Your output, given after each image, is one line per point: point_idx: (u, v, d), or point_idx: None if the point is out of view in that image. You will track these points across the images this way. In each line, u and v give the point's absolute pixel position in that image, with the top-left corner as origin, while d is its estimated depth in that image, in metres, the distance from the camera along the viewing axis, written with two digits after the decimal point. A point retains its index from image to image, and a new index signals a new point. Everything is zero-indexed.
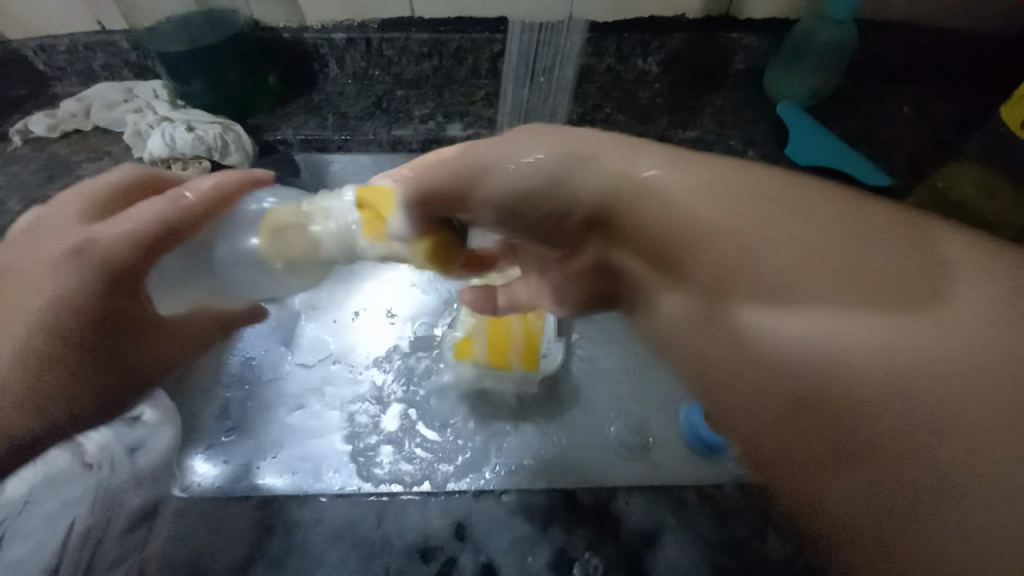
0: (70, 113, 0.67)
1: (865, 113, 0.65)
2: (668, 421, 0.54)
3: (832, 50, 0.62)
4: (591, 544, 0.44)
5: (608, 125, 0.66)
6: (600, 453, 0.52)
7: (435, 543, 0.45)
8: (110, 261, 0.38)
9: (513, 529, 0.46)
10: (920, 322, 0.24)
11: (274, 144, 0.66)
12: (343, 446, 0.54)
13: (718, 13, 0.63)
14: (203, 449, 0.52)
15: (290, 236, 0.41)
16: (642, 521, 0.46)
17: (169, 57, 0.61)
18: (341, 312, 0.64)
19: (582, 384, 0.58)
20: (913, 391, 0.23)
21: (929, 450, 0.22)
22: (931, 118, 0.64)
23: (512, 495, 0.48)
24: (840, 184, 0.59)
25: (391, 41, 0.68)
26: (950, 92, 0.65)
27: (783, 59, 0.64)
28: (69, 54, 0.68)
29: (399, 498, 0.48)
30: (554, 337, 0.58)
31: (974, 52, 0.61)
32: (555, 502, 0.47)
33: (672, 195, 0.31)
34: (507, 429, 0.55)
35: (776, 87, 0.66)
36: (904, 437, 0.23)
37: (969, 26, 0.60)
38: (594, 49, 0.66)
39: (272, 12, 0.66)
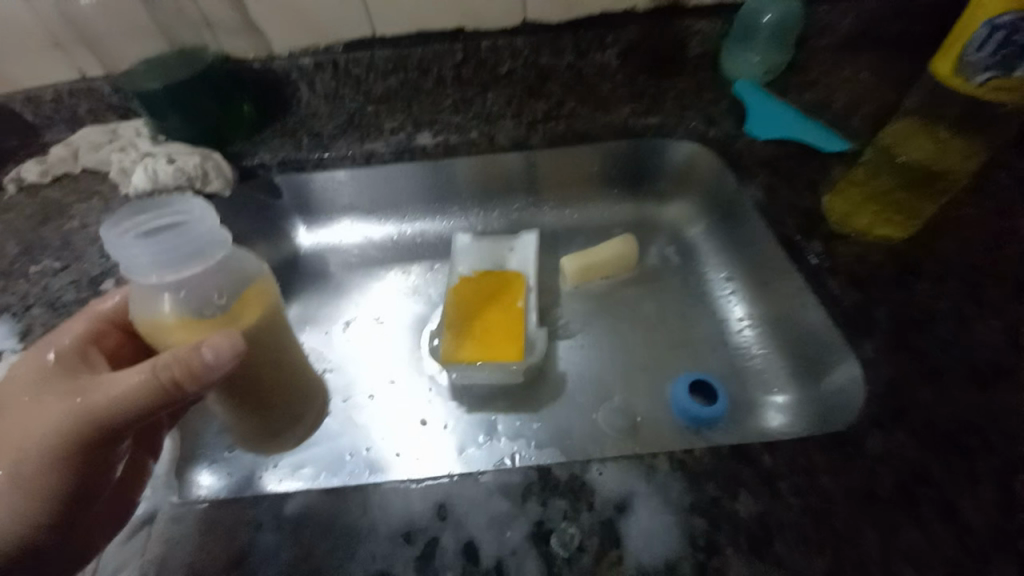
0: (59, 158, 0.69)
1: (817, 82, 0.67)
2: (654, 400, 0.57)
3: (783, 23, 0.65)
4: (568, 513, 0.34)
5: (571, 120, 0.68)
6: (587, 438, 0.55)
7: (418, 525, 0.35)
8: (83, 340, 0.42)
9: (491, 507, 0.35)
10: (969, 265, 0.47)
11: (254, 168, 0.68)
12: (343, 451, 0.57)
13: (667, 3, 0.67)
14: (207, 462, 0.55)
15: (160, 325, 0.38)
16: (616, 489, 0.35)
17: (147, 97, 0.64)
18: (332, 325, 0.68)
19: (568, 370, 0.61)
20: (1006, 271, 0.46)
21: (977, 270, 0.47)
22: (879, 83, 0.66)
23: (492, 472, 0.37)
24: (801, 154, 0.60)
25: (357, 61, 0.71)
26: (882, 60, 0.69)
27: (736, 39, 0.68)
28: (55, 102, 0.71)
29: (383, 485, 0.37)
30: (536, 328, 0.62)
31: (894, 22, 0.67)
32: (531, 475, 0.36)
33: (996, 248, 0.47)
34: (497, 424, 0.58)
35: (734, 70, 0.69)
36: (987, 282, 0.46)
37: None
38: (553, 50, 0.70)
39: (242, 46, 0.69)
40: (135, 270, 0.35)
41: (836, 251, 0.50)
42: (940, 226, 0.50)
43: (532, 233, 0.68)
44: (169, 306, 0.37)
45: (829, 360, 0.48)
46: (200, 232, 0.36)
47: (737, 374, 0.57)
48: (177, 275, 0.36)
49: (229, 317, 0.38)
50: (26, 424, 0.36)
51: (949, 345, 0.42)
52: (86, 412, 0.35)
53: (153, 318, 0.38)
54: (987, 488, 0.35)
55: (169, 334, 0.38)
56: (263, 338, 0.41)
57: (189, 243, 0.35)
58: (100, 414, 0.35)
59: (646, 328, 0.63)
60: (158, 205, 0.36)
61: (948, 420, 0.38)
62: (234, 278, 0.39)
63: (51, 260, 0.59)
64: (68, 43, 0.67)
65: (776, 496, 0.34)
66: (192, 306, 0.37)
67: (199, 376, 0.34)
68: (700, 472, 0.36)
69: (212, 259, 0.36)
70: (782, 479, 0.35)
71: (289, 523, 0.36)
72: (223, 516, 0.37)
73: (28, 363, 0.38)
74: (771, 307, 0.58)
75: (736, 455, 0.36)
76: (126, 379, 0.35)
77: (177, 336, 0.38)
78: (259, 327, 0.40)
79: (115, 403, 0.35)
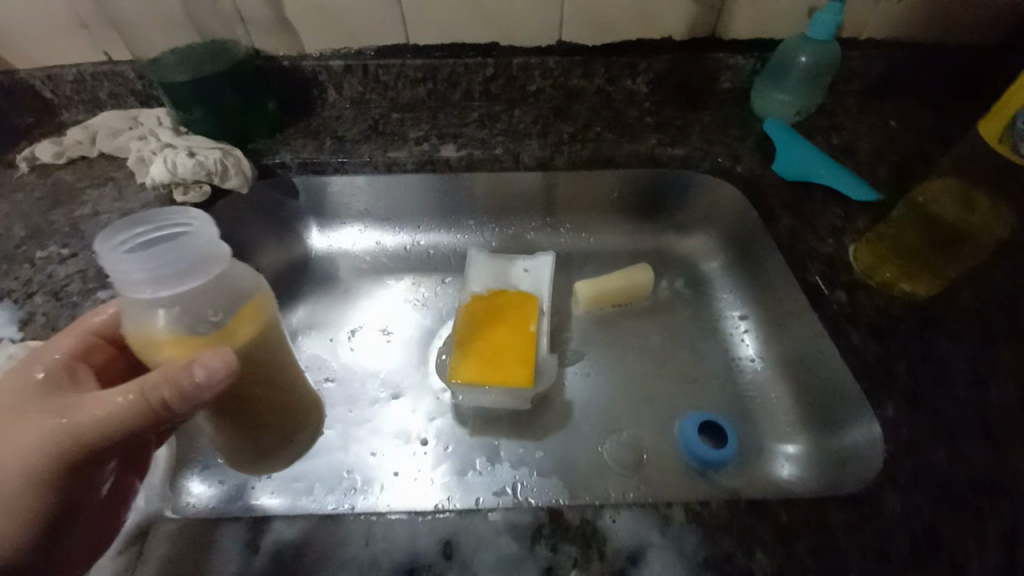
0: (76, 141, 0.68)
1: (845, 126, 0.67)
2: (662, 437, 0.56)
3: (819, 65, 0.64)
4: (579, 561, 0.33)
5: (597, 144, 0.67)
6: (591, 472, 0.54)
7: (422, 561, 0.34)
8: (73, 353, 0.40)
9: (499, 548, 0.34)
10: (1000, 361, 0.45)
11: (273, 167, 0.67)
12: (341, 466, 0.56)
13: (702, 35, 0.67)
14: (199, 470, 0.54)
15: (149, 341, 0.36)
16: (629, 539, 0.34)
17: (171, 88, 0.63)
18: (337, 332, 0.67)
19: (576, 398, 0.60)
20: None
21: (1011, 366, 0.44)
22: (909, 131, 0.66)
23: (502, 510, 0.35)
24: (827, 198, 0.59)
25: (387, 67, 0.70)
26: (913, 108, 0.69)
27: (768, 78, 0.67)
28: (76, 83, 0.70)
29: (388, 515, 0.35)
30: (546, 352, 0.61)
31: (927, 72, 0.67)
32: (542, 517, 0.35)
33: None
34: (499, 449, 0.56)
35: (763, 107, 0.68)
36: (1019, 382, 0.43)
37: (924, 47, 0.66)
38: (584, 71, 0.70)
39: (271, 41, 0.69)
40: (126, 286, 0.33)
41: (861, 301, 0.49)
42: (969, 284, 0.49)
43: (547, 256, 0.68)
44: (161, 324, 0.36)
45: (844, 414, 0.47)
46: (200, 243, 0.34)
47: (748, 417, 0.56)
48: (172, 289, 0.33)
49: (223, 334, 0.37)
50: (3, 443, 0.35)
51: (973, 409, 0.41)
52: (75, 432, 0.35)
53: (142, 333, 0.36)
54: (1010, 565, 0.34)
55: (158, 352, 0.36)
56: (257, 356, 0.39)
57: (183, 256, 0.33)
58: (86, 435, 0.35)
59: (657, 362, 0.62)
60: (157, 216, 0.35)
61: (971, 489, 0.37)
62: (231, 295, 0.38)
63: (60, 246, 0.58)
64: (97, 26, 0.66)
65: (792, 560, 0.33)
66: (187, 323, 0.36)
67: (190, 397, 0.33)
68: (716, 527, 0.34)
69: (207, 274, 0.34)
70: (800, 542, 0.34)
71: (287, 548, 0.35)
72: (219, 535, 0.35)
73: (6, 377, 0.37)
74: (787, 350, 0.57)
75: (754, 512, 0.35)
76: (118, 399, 0.34)
77: (166, 354, 0.36)
78: (253, 345, 0.38)
79: (105, 424, 0.34)
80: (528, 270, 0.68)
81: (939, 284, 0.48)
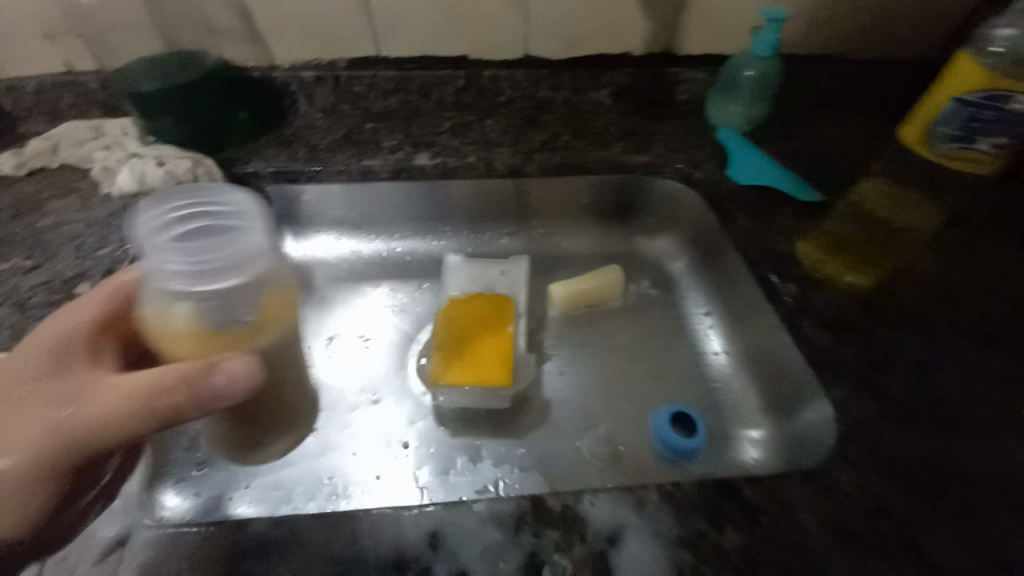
0: (36, 152, 0.66)
1: (793, 135, 0.72)
2: (636, 430, 0.58)
3: (766, 77, 0.68)
4: (561, 544, 0.35)
5: (567, 152, 0.71)
6: (570, 467, 0.56)
7: (409, 554, 0.34)
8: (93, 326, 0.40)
9: (485, 536, 0.35)
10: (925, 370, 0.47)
11: (246, 176, 0.67)
12: (321, 473, 0.56)
13: (661, 51, 0.72)
14: (173, 483, 0.53)
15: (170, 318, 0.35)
16: (607, 520, 0.36)
17: (138, 96, 0.62)
18: (314, 340, 0.67)
19: (553, 397, 0.62)
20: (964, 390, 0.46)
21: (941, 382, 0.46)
22: (850, 140, 0.72)
23: (486, 500, 0.37)
24: (778, 201, 0.64)
25: (359, 78, 0.71)
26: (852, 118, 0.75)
27: (721, 90, 0.72)
28: (35, 93, 0.68)
29: (374, 511, 0.36)
30: (523, 352, 0.63)
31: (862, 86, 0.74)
32: (524, 505, 0.36)
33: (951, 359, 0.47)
34: (480, 449, 0.58)
35: (717, 118, 0.73)
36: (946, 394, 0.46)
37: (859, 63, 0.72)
38: (552, 83, 0.72)
39: (242, 52, 0.69)
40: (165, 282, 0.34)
41: (810, 294, 0.53)
42: (907, 275, 0.53)
43: (522, 259, 0.70)
44: (185, 312, 0.35)
45: (800, 399, 0.51)
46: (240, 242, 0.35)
47: (716, 407, 0.59)
48: (207, 286, 0.34)
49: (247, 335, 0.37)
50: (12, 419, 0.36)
51: (914, 390, 0.45)
52: (82, 423, 0.35)
53: (160, 314, 0.35)
54: (952, 529, 0.37)
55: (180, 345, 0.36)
56: (277, 354, 0.40)
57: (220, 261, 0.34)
58: (83, 436, 0.35)
59: (629, 358, 0.64)
60: (207, 208, 0.36)
61: (914, 462, 0.41)
62: (258, 292, 0.37)
63: (20, 259, 0.56)
64: (59, 35, 0.65)
65: (758, 531, 0.36)
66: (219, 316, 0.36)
67: (207, 403, 0.34)
68: (688, 505, 0.37)
69: (251, 274, 0.35)
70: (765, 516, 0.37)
71: (273, 550, 0.35)
72: (203, 541, 0.35)
73: (23, 351, 0.38)
74: (749, 344, 0.61)
75: (722, 489, 0.38)
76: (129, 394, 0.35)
77: (187, 349, 0.36)
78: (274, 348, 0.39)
79: (112, 419, 0.35)
80: (503, 274, 0.70)
81: (877, 276, 0.52)
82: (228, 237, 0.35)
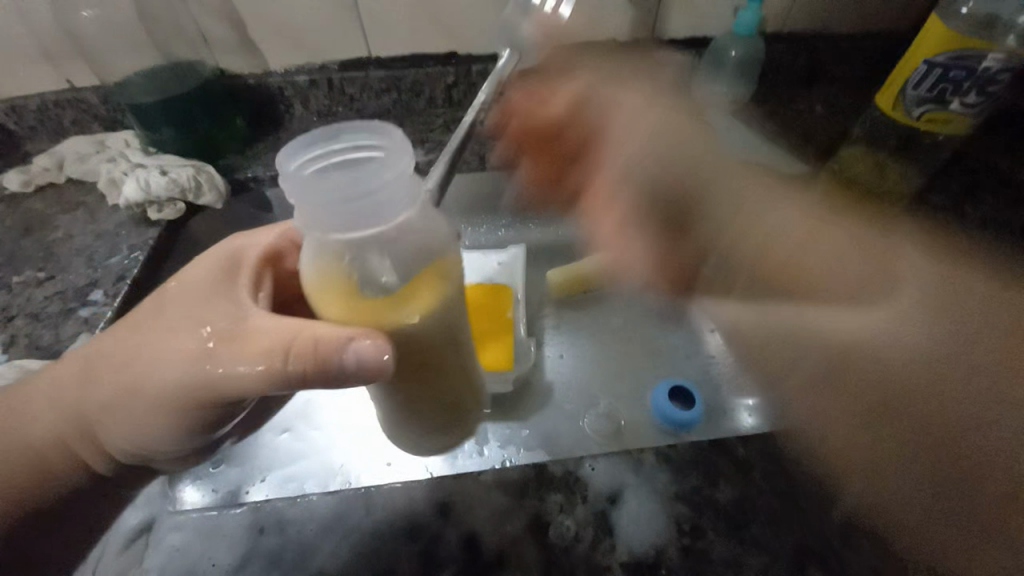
0: (44, 169, 0.68)
1: (778, 112, 0.74)
2: (636, 406, 0.60)
3: (747, 58, 0.71)
4: (564, 506, 0.36)
5: None
6: (574, 443, 0.58)
7: (420, 522, 0.36)
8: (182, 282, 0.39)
9: (491, 503, 0.37)
10: (893, 362, 0.43)
11: (246, 181, 0.69)
12: (333, 464, 0.58)
13: (644, 36, 0.72)
14: (191, 478, 0.55)
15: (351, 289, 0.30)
16: (607, 482, 0.38)
17: (139, 109, 0.65)
18: None
19: (555, 377, 0.64)
20: (943, 380, 0.40)
21: (928, 385, 0.41)
22: (833, 114, 0.73)
23: (491, 470, 0.38)
24: (765, 176, 0.65)
25: (352, 79, 0.73)
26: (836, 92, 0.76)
27: (706, 70, 0.74)
28: (39, 112, 0.71)
29: (386, 486, 0.38)
30: (523, 335, 0.64)
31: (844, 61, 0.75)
32: (527, 472, 0.38)
33: (907, 342, 0.43)
34: (486, 430, 0.60)
35: (703, 98, 0.74)
36: (942, 376, 0.40)
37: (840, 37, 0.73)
38: None
39: (237, 61, 0.71)
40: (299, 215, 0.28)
41: (798, 263, 0.55)
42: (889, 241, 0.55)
43: (519, 248, 0.72)
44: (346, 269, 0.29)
45: (795, 363, 0.53)
46: (372, 190, 0.26)
47: (712, 381, 0.61)
48: (359, 231, 0.27)
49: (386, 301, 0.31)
50: (87, 392, 0.37)
51: None
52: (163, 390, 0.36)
53: (339, 279, 0.30)
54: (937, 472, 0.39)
55: (334, 305, 0.31)
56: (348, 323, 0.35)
57: (370, 212, 0.27)
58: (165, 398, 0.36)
59: (627, 338, 0.66)
60: (356, 134, 0.29)
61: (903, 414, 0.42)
62: (412, 255, 0.30)
63: (36, 272, 0.59)
64: (60, 55, 0.67)
65: (751, 485, 0.37)
66: (340, 266, 0.29)
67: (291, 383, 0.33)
68: (683, 465, 0.39)
69: (389, 219, 0.28)
70: (758, 473, 0.38)
71: (291, 526, 0.36)
72: (225, 522, 0.37)
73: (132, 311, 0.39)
74: (745, 317, 0.62)
75: (716, 448, 0.39)
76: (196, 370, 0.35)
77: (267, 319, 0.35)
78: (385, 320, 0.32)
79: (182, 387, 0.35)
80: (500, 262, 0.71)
81: None
82: (377, 193, 0.26)
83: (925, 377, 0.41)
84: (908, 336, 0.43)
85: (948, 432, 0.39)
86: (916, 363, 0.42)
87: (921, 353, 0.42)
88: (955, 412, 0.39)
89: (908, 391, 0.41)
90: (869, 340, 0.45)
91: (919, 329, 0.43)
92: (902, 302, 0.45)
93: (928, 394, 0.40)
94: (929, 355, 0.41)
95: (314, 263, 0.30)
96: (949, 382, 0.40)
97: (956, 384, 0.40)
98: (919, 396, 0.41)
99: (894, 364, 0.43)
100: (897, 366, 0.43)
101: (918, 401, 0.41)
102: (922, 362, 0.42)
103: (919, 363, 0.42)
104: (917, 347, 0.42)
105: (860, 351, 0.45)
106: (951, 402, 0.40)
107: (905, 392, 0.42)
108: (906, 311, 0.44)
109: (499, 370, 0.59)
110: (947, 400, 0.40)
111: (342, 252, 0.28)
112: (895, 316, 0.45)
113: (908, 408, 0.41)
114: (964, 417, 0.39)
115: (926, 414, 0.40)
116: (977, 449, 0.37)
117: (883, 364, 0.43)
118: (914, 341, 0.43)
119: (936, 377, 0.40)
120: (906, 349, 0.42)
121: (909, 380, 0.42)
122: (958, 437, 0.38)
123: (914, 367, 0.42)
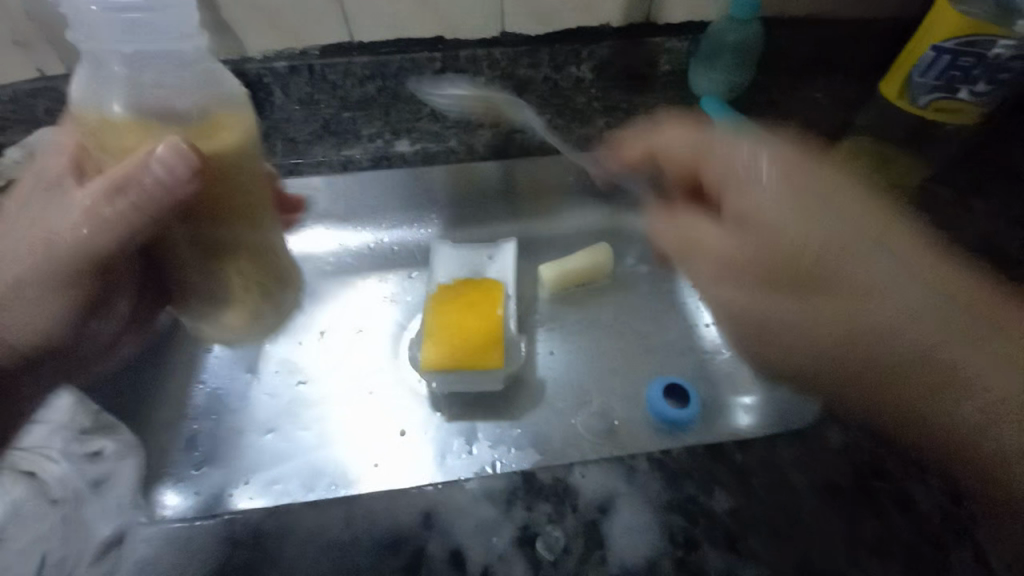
0: (11, 161, 0.65)
1: (778, 100, 0.71)
2: (630, 403, 0.59)
3: (743, 45, 0.67)
4: (553, 517, 0.35)
5: (549, 131, 0.69)
6: (567, 442, 0.57)
7: (403, 534, 0.35)
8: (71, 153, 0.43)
9: (477, 513, 0.35)
10: (872, 314, 0.42)
11: None
12: (319, 465, 0.57)
13: (639, 20, 0.69)
14: (172, 482, 0.55)
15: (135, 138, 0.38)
16: (598, 491, 0.36)
17: None
18: (305, 334, 0.66)
19: (547, 375, 0.62)
20: (914, 304, 0.42)
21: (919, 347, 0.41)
22: (836, 102, 0.70)
23: (477, 478, 0.37)
24: None
25: (333, 65, 0.67)
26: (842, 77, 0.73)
27: (702, 58, 0.69)
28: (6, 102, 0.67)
29: (367, 495, 0.36)
30: (515, 332, 0.63)
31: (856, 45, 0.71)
32: (516, 481, 0.36)
33: (868, 315, 0.42)
34: (477, 430, 0.58)
35: (701, 87, 0.71)
36: (946, 346, 0.40)
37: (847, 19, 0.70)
38: (530, 61, 0.70)
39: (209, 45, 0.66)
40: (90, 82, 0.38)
41: None
42: None
43: (510, 241, 0.70)
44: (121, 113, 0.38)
45: None
46: (172, 82, 0.38)
47: (708, 375, 0.60)
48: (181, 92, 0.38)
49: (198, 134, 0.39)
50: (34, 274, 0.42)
51: None
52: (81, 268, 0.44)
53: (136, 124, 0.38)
54: None
55: (133, 139, 0.39)
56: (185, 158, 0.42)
57: (162, 54, 0.37)
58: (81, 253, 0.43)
59: (622, 334, 0.64)
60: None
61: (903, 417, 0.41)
62: (211, 100, 0.39)
63: None
64: (22, 40, 0.63)
65: (745, 492, 0.36)
66: (146, 118, 0.38)
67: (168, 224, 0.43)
68: (677, 471, 0.37)
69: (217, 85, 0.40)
70: (754, 480, 0.37)
71: (268, 539, 0.35)
72: (198, 536, 0.35)
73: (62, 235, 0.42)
74: None
75: (711, 454, 0.38)
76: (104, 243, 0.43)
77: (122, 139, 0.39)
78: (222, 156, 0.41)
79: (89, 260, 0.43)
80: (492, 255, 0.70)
81: None
82: (148, 15, 0.36)
83: (932, 347, 0.40)
84: (897, 286, 0.43)
85: (926, 387, 0.40)
86: (900, 318, 0.41)
87: (913, 285, 0.43)
88: (957, 323, 0.41)
89: (941, 347, 0.40)
90: (884, 325, 0.41)
91: (893, 285, 0.43)
92: (848, 273, 0.44)
93: (924, 338, 0.41)
94: (919, 327, 0.41)
95: (92, 102, 0.39)
96: (957, 336, 0.40)
97: (967, 348, 0.40)
98: (897, 333, 0.41)
99: (885, 311, 0.42)
100: (885, 306, 0.42)
101: (876, 358, 0.42)
102: (873, 301, 0.43)
103: (898, 306, 0.42)
104: (922, 326, 0.41)
105: (835, 316, 0.43)
106: (901, 336, 0.41)
107: (925, 376, 0.40)
108: (875, 279, 0.43)
109: (490, 368, 0.58)
110: (951, 312, 0.42)
111: (145, 114, 0.38)
112: (872, 278, 0.43)
113: (955, 355, 0.40)
114: (940, 307, 0.42)
115: (960, 350, 0.40)
116: (948, 374, 0.40)
117: (916, 334, 0.41)
118: (905, 305, 0.42)
119: (922, 345, 0.41)
120: (867, 302, 0.43)
121: (893, 317, 0.42)
122: (946, 385, 0.39)
123: (910, 319, 0.41)
